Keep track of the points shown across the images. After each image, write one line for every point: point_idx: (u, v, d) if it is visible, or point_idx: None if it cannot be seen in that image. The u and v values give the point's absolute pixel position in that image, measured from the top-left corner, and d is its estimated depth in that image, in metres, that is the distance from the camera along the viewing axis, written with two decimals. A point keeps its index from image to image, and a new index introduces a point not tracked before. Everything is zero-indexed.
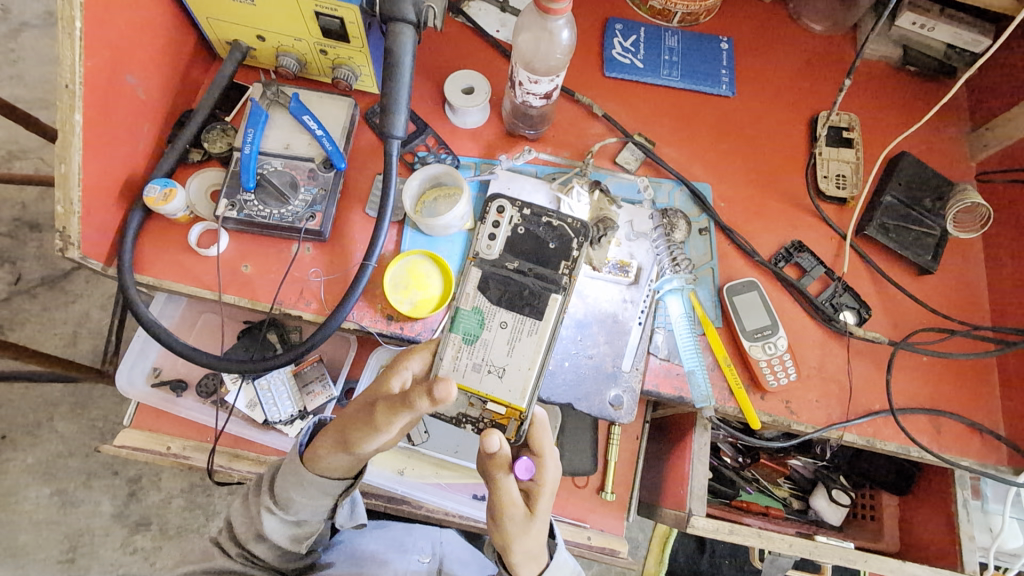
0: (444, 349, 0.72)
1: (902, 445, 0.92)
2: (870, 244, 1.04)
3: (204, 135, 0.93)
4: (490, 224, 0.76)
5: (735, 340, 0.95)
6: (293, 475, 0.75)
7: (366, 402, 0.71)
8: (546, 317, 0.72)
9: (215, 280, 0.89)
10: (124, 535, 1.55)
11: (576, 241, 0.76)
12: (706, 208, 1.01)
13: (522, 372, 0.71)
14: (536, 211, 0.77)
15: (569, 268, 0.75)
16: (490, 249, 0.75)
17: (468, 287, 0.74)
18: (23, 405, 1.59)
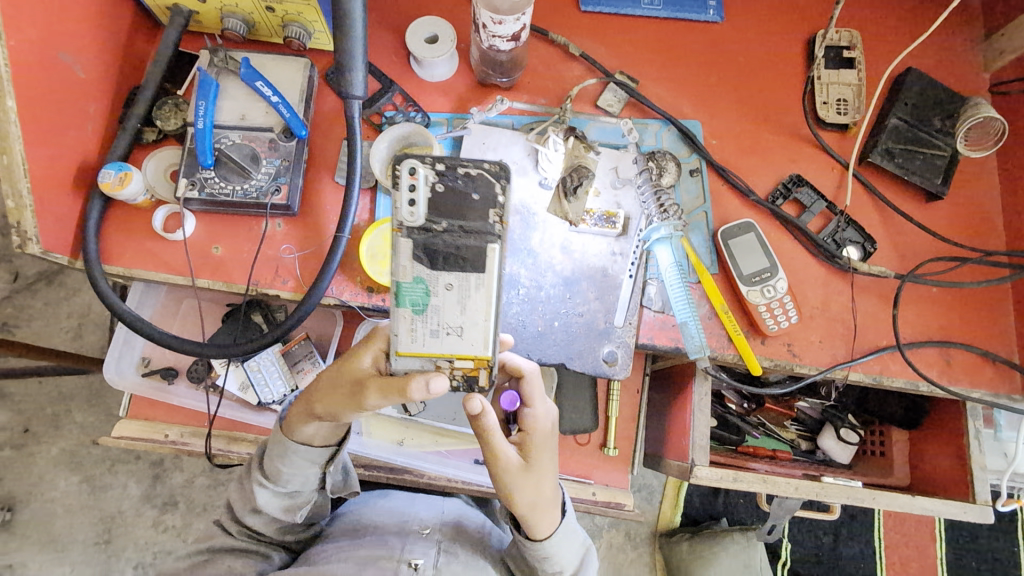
0: (396, 326, 0.61)
1: (910, 380, 0.89)
2: (874, 172, 0.97)
3: (156, 111, 0.87)
4: (402, 187, 0.60)
5: (733, 286, 0.91)
6: (280, 449, 0.74)
7: (336, 381, 0.69)
8: (490, 268, 0.60)
9: (186, 264, 0.86)
10: (154, 515, 1.59)
11: (500, 187, 0.61)
12: (696, 147, 0.95)
13: (483, 325, 0.60)
14: (449, 163, 0.61)
15: (501, 213, 0.61)
16: (412, 217, 0.60)
17: (401, 259, 0.60)
18: (41, 400, 1.60)
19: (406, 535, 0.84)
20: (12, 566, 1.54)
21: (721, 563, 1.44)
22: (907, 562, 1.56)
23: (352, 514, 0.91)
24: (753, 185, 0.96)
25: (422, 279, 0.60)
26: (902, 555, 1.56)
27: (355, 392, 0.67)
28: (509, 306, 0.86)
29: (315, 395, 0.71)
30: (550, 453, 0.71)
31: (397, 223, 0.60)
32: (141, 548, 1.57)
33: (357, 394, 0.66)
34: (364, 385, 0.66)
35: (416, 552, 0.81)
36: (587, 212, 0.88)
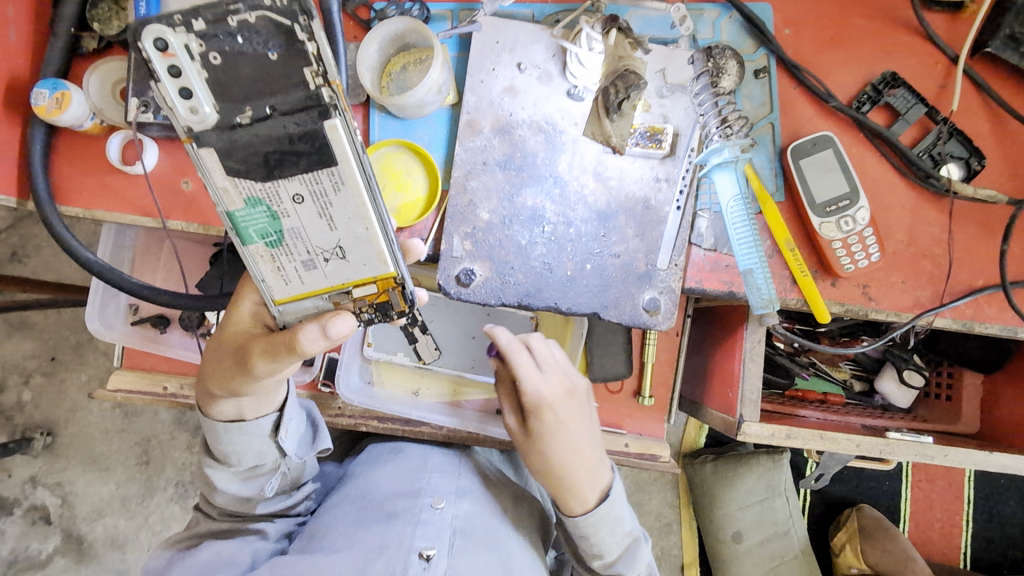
0: (260, 268, 0.53)
1: (1008, 326, 0.75)
2: (991, 66, 0.77)
3: (91, 11, 0.71)
4: (166, 76, 0.42)
5: (802, 217, 0.75)
6: (210, 429, 0.69)
7: (221, 353, 0.62)
8: (344, 158, 0.46)
9: (153, 203, 0.73)
10: (188, 437, 1.46)
11: (302, 28, 0.42)
12: (765, 40, 0.75)
13: (361, 236, 0.51)
14: (214, 13, 0.41)
15: (322, 72, 0.43)
16: (200, 115, 0.44)
17: (217, 180, 0.47)
18: (57, 330, 1.44)
19: (417, 516, 0.75)
20: (63, 484, 1.45)
21: (744, 485, 1.42)
22: (934, 480, 1.51)
23: (360, 482, 0.82)
24: (833, 87, 0.77)
25: (259, 201, 0.48)
26: (928, 471, 1.51)
27: (240, 361, 0.60)
28: (532, 246, 0.73)
29: (206, 373, 0.65)
30: (570, 433, 0.67)
31: (188, 130, 0.45)
32: (178, 471, 1.47)
33: (245, 367, 0.60)
34: (246, 354, 0.59)
35: (428, 540, 0.72)
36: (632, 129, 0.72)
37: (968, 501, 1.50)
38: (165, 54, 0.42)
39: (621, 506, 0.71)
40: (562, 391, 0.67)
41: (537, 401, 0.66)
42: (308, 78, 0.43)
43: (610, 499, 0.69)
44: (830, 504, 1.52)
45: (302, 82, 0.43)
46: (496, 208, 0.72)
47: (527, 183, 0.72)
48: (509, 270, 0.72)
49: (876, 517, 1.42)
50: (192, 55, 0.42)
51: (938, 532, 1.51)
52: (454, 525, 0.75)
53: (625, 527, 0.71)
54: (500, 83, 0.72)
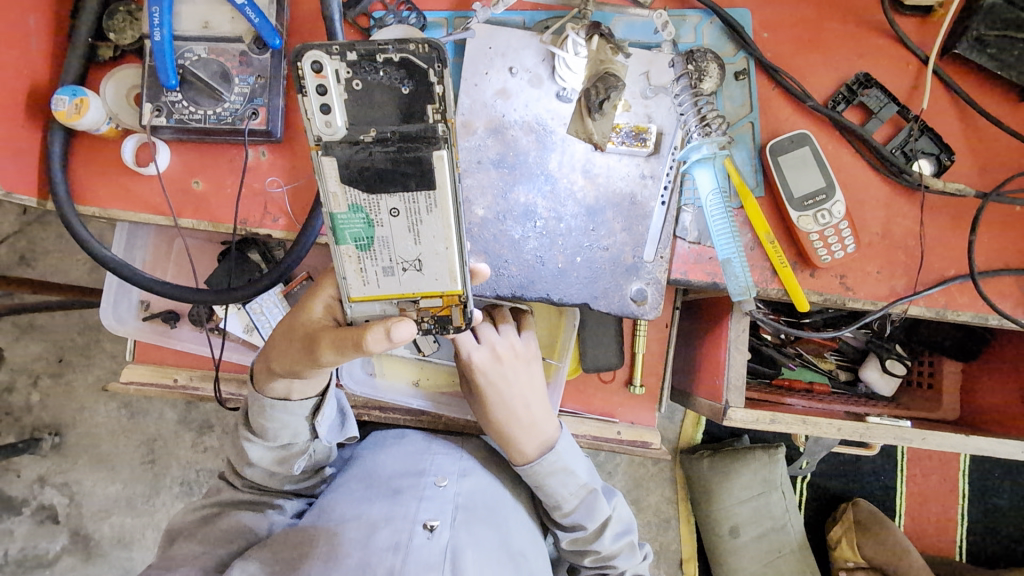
0: (345, 267, 0.58)
1: (979, 313, 0.79)
2: (959, 67, 0.81)
3: (106, 23, 0.75)
4: (312, 92, 0.52)
5: (781, 211, 0.79)
6: (256, 406, 0.73)
7: (290, 336, 0.67)
8: (440, 181, 0.54)
9: (165, 202, 0.77)
10: (193, 437, 1.50)
11: (435, 72, 0.51)
12: (744, 44, 0.79)
13: (441, 254, 0.57)
14: (364, 49, 0.50)
15: (440, 109, 0.52)
16: (332, 127, 0.52)
17: (330, 185, 0.54)
18: (67, 330, 1.48)
19: (421, 492, 0.80)
20: (70, 484, 1.49)
21: (741, 479, 1.45)
22: (929, 474, 1.54)
23: (365, 464, 0.87)
24: (810, 88, 0.81)
25: (360, 208, 0.55)
26: (924, 467, 1.54)
27: (309, 348, 0.64)
28: (524, 241, 0.76)
29: (269, 350, 0.70)
30: (502, 391, 0.77)
31: (317, 139, 0.53)
32: (184, 469, 1.50)
33: (311, 351, 0.64)
34: (315, 340, 0.64)
35: (431, 513, 0.77)
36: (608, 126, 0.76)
37: (963, 495, 1.53)
38: (317, 75, 0.51)
39: (571, 458, 0.79)
40: (490, 356, 0.76)
41: (470, 364, 0.76)
42: (429, 112, 0.52)
43: (554, 452, 0.77)
44: (827, 498, 1.56)
45: (425, 114, 0.52)
46: (491, 205, 0.76)
47: (520, 180, 0.77)
48: (503, 263, 0.76)
49: (872, 511, 1.44)
50: (340, 80, 0.51)
51: (934, 526, 1.54)
52: (456, 501, 0.80)
53: (578, 477, 0.79)
54: (492, 86, 0.76)
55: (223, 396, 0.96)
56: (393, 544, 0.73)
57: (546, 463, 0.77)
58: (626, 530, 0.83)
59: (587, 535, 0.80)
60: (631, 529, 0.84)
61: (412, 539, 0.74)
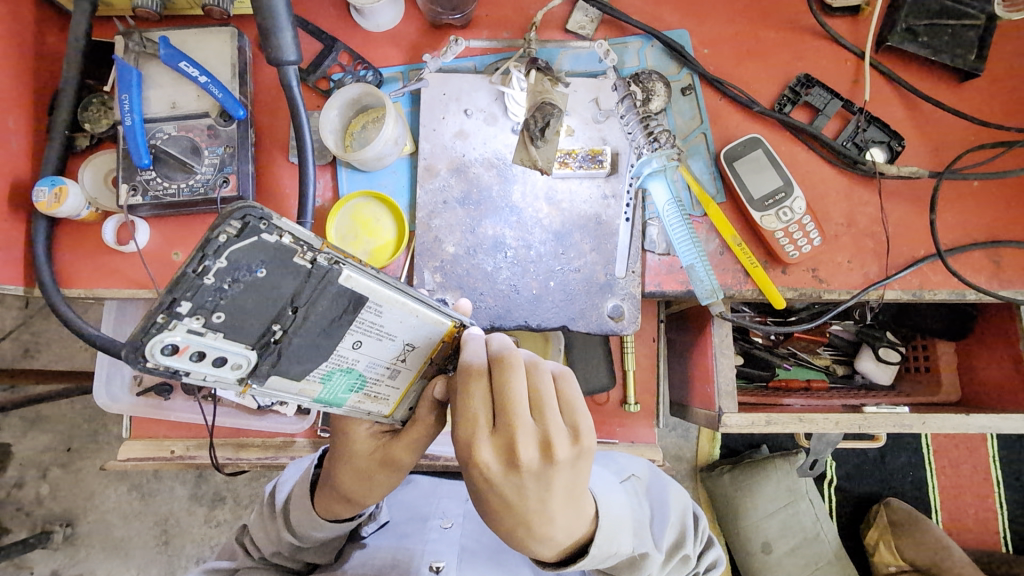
0: (364, 406, 0.57)
1: (955, 290, 0.79)
2: (896, 58, 0.84)
3: (83, 114, 0.80)
4: (195, 365, 0.44)
5: (744, 213, 0.81)
6: (308, 519, 0.71)
7: (362, 473, 0.65)
8: (368, 287, 0.48)
9: (147, 275, 0.80)
10: (205, 512, 1.49)
11: (268, 230, 0.42)
12: (686, 61, 0.83)
13: (417, 324, 0.53)
14: (187, 288, 0.41)
15: (306, 249, 0.44)
16: (245, 364, 0.46)
17: (293, 387, 0.50)
18: (74, 418, 1.49)
19: (428, 534, 0.82)
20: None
21: (765, 492, 1.41)
22: (958, 465, 1.50)
23: None
24: (756, 94, 0.84)
25: (332, 372, 0.51)
26: (952, 457, 1.50)
27: (390, 468, 0.63)
28: (497, 271, 0.78)
29: (336, 480, 0.67)
30: (510, 497, 0.52)
31: (242, 377, 0.47)
32: (198, 546, 1.48)
33: (394, 467, 0.63)
34: (392, 456, 0.63)
35: (437, 554, 0.79)
36: (558, 152, 0.79)
37: (997, 483, 1.49)
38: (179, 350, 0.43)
39: (623, 539, 0.59)
40: (503, 450, 0.51)
41: (469, 451, 0.51)
42: (303, 262, 0.44)
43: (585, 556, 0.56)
44: (857, 501, 1.51)
45: (299, 268, 0.44)
46: (461, 240, 0.79)
47: (486, 215, 0.79)
48: (479, 295, 0.78)
49: (905, 509, 1.40)
50: (203, 333, 0.42)
51: (973, 518, 1.49)
52: (461, 543, 0.81)
53: (623, 555, 0.60)
54: (450, 129, 0.80)
55: (220, 462, 0.96)
56: None
57: (575, 564, 0.57)
58: (680, 542, 0.70)
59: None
60: (687, 541, 0.70)
61: None
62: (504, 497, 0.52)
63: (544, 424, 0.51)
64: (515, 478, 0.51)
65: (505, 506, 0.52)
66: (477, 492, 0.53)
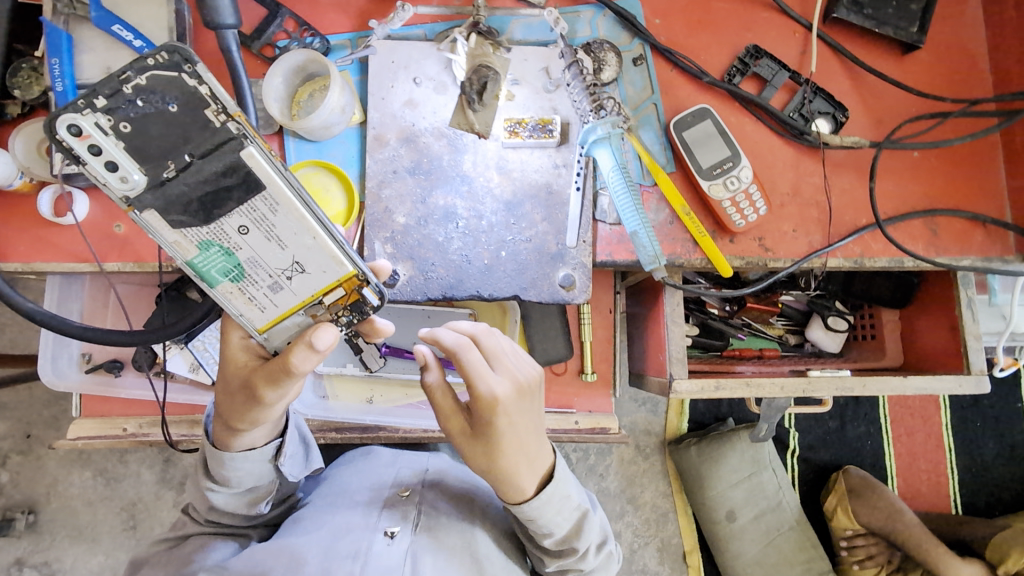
0: (234, 304, 0.53)
1: (894, 258, 0.82)
2: (843, 30, 0.85)
3: (11, 79, 0.76)
4: (87, 158, 0.44)
5: (693, 183, 0.82)
6: (215, 459, 0.71)
7: (228, 390, 0.61)
8: (267, 178, 0.46)
9: (87, 248, 0.78)
10: (174, 497, 1.47)
11: (190, 74, 0.44)
12: (637, 31, 0.83)
13: (313, 246, 0.49)
14: (108, 87, 0.43)
15: (221, 108, 0.45)
16: (131, 182, 0.45)
17: (166, 235, 0.48)
18: (33, 405, 1.45)
19: (384, 502, 0.84)
20: (49, 562, 1.44)
21: (729, 462, 1.45)
22: (914, 433, 1.56)
23: (333, 481, 0.90)
24: (706, 65, 0.85)
25: (209, 242, 0.48)
26: (908, 426, 1.56)
27: (250, 396, 0.59)
28: (449, 242, 0.78)
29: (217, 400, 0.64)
30: (525, 428, 0.58)
31: (125, 199, 0.46)
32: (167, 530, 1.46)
33: (253, 396, 0.59)
34: (253, 387, 0.58)
35: (393, 520, 0.81)
36: (509, 120, 0.79)
37: (949, 449, 1.56)
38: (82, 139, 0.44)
39: (570, 480, 0.65)
40: (515, 390, 0.56)
41: (497, 405, 0.55)
42: (213, 118, 0.45)
43: (558, 480, 0.63)
44: (818, 470, 1.56)
45: (206, 122, 0.45)
46: (411, 211, 0.78)
47: (437, 184, 0.78)
48: (430, 266, 0.78)
49: (862, 476, 1.46)
50: (105, 131, 0.43)
51: (926, 484, 1.56)
52: (418, 509, 0.83)
53: (573, 502, 0.65)
54: (399, 97, 0.79)
55: (174, 439, 0.94)
56: (351, 553, 0.76)
57: (550, 495, 0.63)
58: (606, 539, 0.72)
59: (573, 557, 0.68)
60: (611, 538, 0.73)
61: (372, 546, 0.77)
62: (518, 430, 0.58)
63: (524, 360, 0.60)
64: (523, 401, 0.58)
65: (518, 443, 0.58)
66: (494, 449, 0.57)
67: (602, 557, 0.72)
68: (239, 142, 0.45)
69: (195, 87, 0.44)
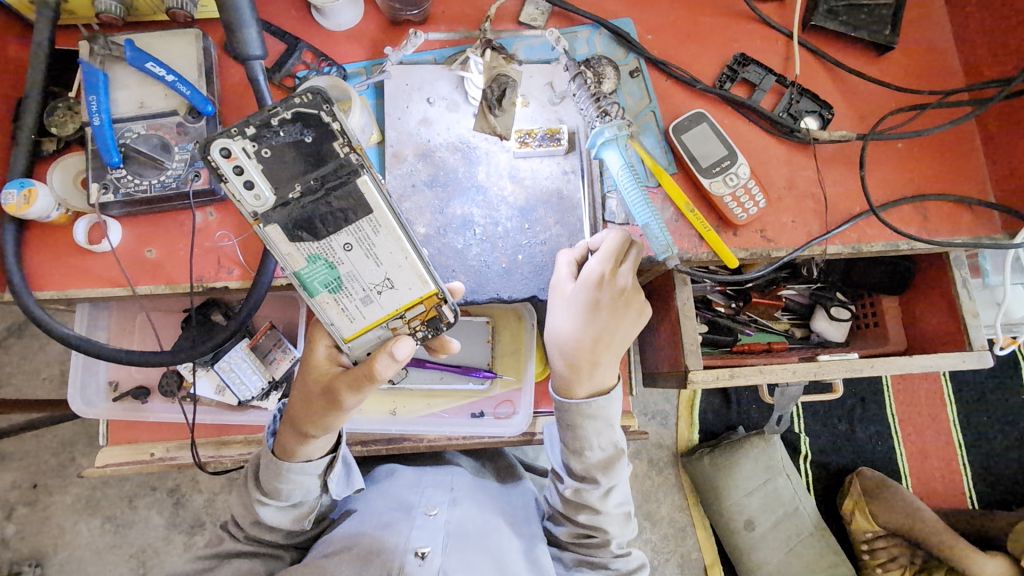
0: (327, 314, 0.63)
1: (890, 242, 0.86)
2: (821, 36, 0.92)
3: (49, 118, 0.81)
4: (231, 175, 0.58)
5: (695, 182, 0.87)
6: (272, 468, 0.75)
7: (307, 395, 0.68)
8: (374, 204, 0.60)
9: (121, 273, 0.81)
10: (184, 540, 1.45)
11: (327, 112, 0.58)
12: (632, 46, 0.89)
13: (404, 265, 0.62)
14: (260, 120, 0.58)
15: (347, 142, 0.59)
16: (263, 197, 0.59)
17: (282, 247, 0.60)
18: (41, 452, 1.44)
19: (414, 521, 0.84)
20: None
21: (743, 470, 1.46)
22: (923, 431, 1.57)
23: (361, 503, 0.90)
24: (698, 74, 0.91)
25: (317, 256, 0.61)
26: (917, 424, 1.58)
27: (330, 399, 0.66)
28: (467, 249, 0.82)
29: (291, 406, 0.70)
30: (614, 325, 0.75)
31: (253, 213, 0.59)
32: None
33: (333, 400, 0.65)
34: (335, 391, 0.65)
35: (423, 539, 0.81)
36: (517, 131, 0.84)
37: (959, 445, 1.57)
38: (230, 160, 0.58)
39: (615, 412, 0.80)
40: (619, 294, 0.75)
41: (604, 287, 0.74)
42: (337, 150, 0.59)
43: (606, 397, 0.77)
44: (832, 473, 1.56)
45: (334, 153, 0.59)
46: (430, 221, 0.82)
47: (454, 195, 0.83)
48: (451, 272, 0.81)
49: (878, 478, 1.47)
50: (251, 154, 0.58)
51: (940, 480, 1.56)
52: (447, 528, 0.84)
53: (612, 435, 0.80)
54: (415, 117, 0.84)
55: (202, 461, 0.95)
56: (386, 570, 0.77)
57: (595, 405, 0.77)
58: (626, 505, 0.86)
59: (593, 492, 0.81)
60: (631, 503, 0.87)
61: (404, 567, 0.77)
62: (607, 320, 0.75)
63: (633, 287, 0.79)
64: (619, 311, 0.75)
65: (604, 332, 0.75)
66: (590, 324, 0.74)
67: (620, 515, 0.85)
68: (357, 172, 0.60)
69: (328, 122, 0.59)
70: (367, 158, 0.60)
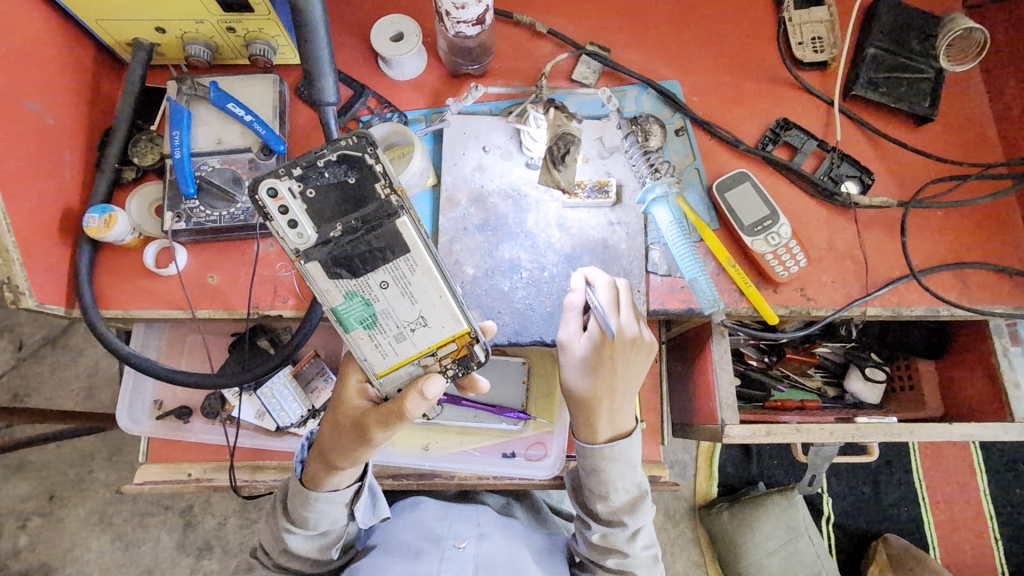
0: (362, 349, 0.64)
1: (930, 307, 0.87)
2: (861, 105, 0.96)
3: (132, 149, 0.86)
4: (276, 215, 0.60)
5: (736, 237, 0.89)
6: (300, 496, 0.76)
7: (337, 428, 0.70)
8: (412, 243, 0.62)
9: (183, 297, 0.85)
10: (191, 564, 1.45)
11: (371, 155, 0.61)
12: (678, 106, 0.93)
13: (438, 303, 0.63)
14: (306, 162, 0.60)
15: (389, 184, 0.61)
16: (305, 235, 0.61)
17: (322, 284, 0.62)
18: (61, 463, 1.46)
19: (443, 552, 0.84)
20: None
21: (764, 528, 1.41)
22: (952, 500, 1.52)
23: (386, 532, 0.91)
24: (741, 136, 0.94)
25: (354, 293, 0.62)
26: (946, 493, 1.53)
27: (360, 434, 0.67)
28: (513, 291, 0.85)
29: (322, 437, 0.72)
30: (623, 365, 0.74)
31: (295, 250, 0.61)
32: None
33: (363, 434, 0.67)
34: (365, 426, 0.67)
35: (454, 570, 0.81)
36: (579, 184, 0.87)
37: (990, 517, 1.52)
38: (276, 199, 0.60)
39: (637, 453, 0.78)
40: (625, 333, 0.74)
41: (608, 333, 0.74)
42: (379, 190, 0.61)
43: (628, 440, 0.76)
44: (856, 537, 1.52)
45: (376, 193, 0.61)
46: (479, 263, 0.86)
47: (503, 240, 0.86)
48: (497, 313, 0.84)
49: (903, 545, 1.43)
50: (296, 195, 0.60)
51: (970, 552, 1.51)
52: (476, 561, 0.84)
53: (635, 479, 0.78)
54: (470, 163, 0.89)
55: (237, 484, 0.97)
56: None
57: (617, 449, 0.76)
58: (654, 546, 0.82)
59: (620, 536, 0.79)
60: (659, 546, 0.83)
61: None
62: (615, 359, 0.73)
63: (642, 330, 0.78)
64: (630, 352, 0.74)
65: (614, 376, 0.73)
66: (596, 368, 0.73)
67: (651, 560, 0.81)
68: (395, 212, 0.61)
69: (371, 164, 0.61)
70: (407, 198, 0.62)
